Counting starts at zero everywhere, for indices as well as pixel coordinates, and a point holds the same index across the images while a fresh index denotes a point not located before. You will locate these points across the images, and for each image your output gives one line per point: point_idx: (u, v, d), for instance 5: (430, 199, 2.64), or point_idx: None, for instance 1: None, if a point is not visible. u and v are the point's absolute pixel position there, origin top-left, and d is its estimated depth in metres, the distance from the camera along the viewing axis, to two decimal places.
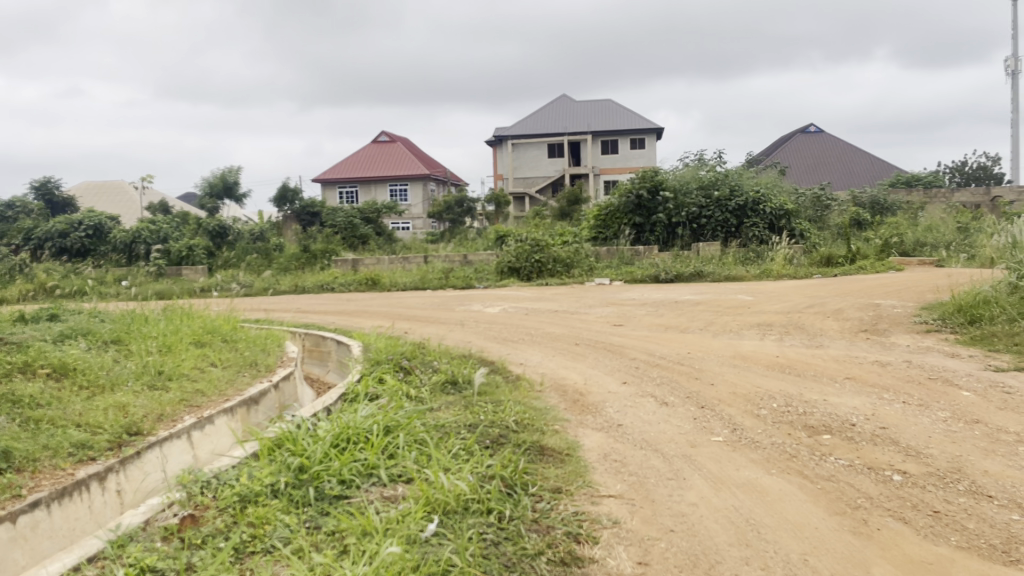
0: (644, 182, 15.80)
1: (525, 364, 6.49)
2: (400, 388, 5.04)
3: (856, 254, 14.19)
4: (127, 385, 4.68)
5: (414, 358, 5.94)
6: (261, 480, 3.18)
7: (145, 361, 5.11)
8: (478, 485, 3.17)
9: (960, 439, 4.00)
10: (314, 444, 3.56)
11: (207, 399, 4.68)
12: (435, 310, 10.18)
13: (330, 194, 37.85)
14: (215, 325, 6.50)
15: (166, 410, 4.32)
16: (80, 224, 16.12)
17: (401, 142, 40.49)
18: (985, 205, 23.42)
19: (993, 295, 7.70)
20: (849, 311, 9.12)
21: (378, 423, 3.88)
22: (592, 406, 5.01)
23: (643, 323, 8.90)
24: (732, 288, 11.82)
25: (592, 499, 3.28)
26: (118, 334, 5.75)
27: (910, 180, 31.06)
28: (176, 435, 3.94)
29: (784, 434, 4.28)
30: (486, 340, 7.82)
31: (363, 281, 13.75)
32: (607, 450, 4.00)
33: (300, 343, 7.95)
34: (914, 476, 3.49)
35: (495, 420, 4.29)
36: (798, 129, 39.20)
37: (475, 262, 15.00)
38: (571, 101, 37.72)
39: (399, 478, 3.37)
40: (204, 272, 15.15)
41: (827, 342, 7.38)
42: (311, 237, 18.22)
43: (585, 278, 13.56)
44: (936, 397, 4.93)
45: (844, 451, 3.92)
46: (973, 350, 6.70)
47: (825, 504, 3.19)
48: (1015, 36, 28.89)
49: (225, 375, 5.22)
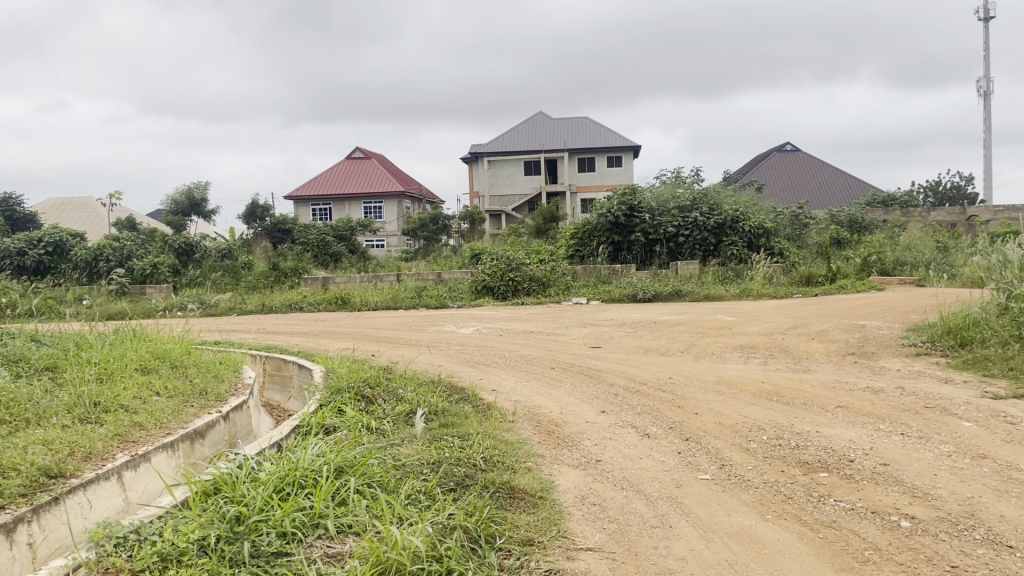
0: (622, 201, 15.45)
1: (497, 390, 6.11)
2: (361, 420, 4.64)
3: (836, 273, 14.02)
4: (55, 418, 4.24)
5: (379, 386, 5.51)
6: (187, 534, 2.77)
7: (79, 391, 4.67)
8: (436, 540, 2.77)
9: (969, 478, 3.67)
10: (254, 489, 3.16)
11: (145, 434, 4.24)
12: (406, 332, 9.75)
13: (303, 212, 37.36)
14: (165, 350, 6.03)
15: (96, 447, 3.88)
16: (40, 241, 15.56)
17: (376, 159, 40.23)
18: (961, 224, 23.46)
19: (983, 317, 7.45)
20: (834, 332, 8.83)
21: (329, 463, 3.47)
22: (568, 439, 4.63)
23: (622, 345, 8.53)
24: (711, 307, 11.57)
25: (568, 554, 2.89)
26: (53, 361, 5.32)
27: (885, 200, 31.13)
28: (104, 477, 3.52)
29: (777, 471, 3.93)
30: (457, 363, 7.43)
31: (333, 300, 13.30)
32: (585, 492, 3.63)
33: (261, 367, 7.51)
34: (924, 522, 3.15)
35: (462, 458, 3.90)
36: (775, 148, 39.28)
37: (449, 280, 14.61)
38: (548, 119, 37.67)
39: (349, 529, 2.97)
40: (169, 290, 14.66)
41: (815, 366, 7.06)
42: (282, 255, 17.81)
43: (562, 297, 13.24)
44: (937, 428, 4.61)
45: (844, 492, 3.57)
46: (966, 375, 6.42)
47: (830, 559, 2.84)
48: (987, 58, 29.16)
49: (170, 406, 4.78)
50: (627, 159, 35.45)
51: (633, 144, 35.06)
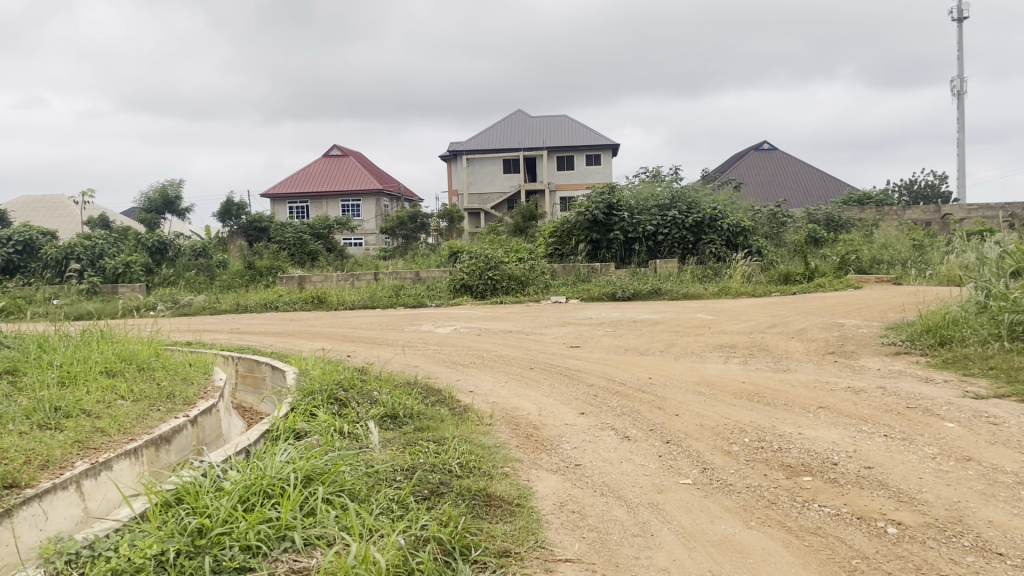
0: (600, 200, 15.36)
1: (475, 391, 5.99)
2: (333, 424, 4.50)
3: (814, 271, 14.02)
4: (12, 424, 4.07)
5: (353, 388, 5.36)
6: (144, 550, 2.61)
7: (39, 395, 4.49)
8: (408, 554, 2.65)
9: (955, 481, 3.60)
10: (218, 499, 3.02)
11: (107, 440, 4.06)
12: (382, 331, 9.59)
13: (280, 210, 36.98)
14: (132, 352, 5.84)
15: (54, 455, 3.71)
16: (8, 240, 15.19)
17: (353, 157, 39.92)
18: (936, 222, 23.61)
19: (962, 315, 7.43)
20: (813, 331, 8.79)
21: (297, 471, 3.32)
22: (547, 443, 4.51)
23: (601, 345, 8.44)
24: (690, 306, 11.53)
25: (546, 566, 2.78)
26: (14, 364, 5.15)
27: (861, 199, 31.37)
28: (61, 486, 3.36)
29: (759, 475, 3.84)
30: (435, 364, 7.30)
31: (309, 299, 13.09)
32: (563, 498, 3.51)
33: (233, 369, 7.33)
34: (911, 529, 3.07)
35: (437, 463, 3.78)
36: (752, 147, 39.43)
37: (427, 279, 14.45)
38: (527, 118, 37.58)
39: (317, 541, 2.84)
40: (141, 290, 14.39)
41: (795, 366, 7.01)
42: (257, 254, 17.58)
43: (541, 296, 13.13)
44: (919, 429, 4.55)
45: (829, 496, 3.49)
46: (946, 374, 6.38)
47: (816, 568, 2.75)
48: (961, 58, 29.40)
49: (135, 410, 4.61)
50: (606, 157, 35.41)
51: (612, 142, 35.03)
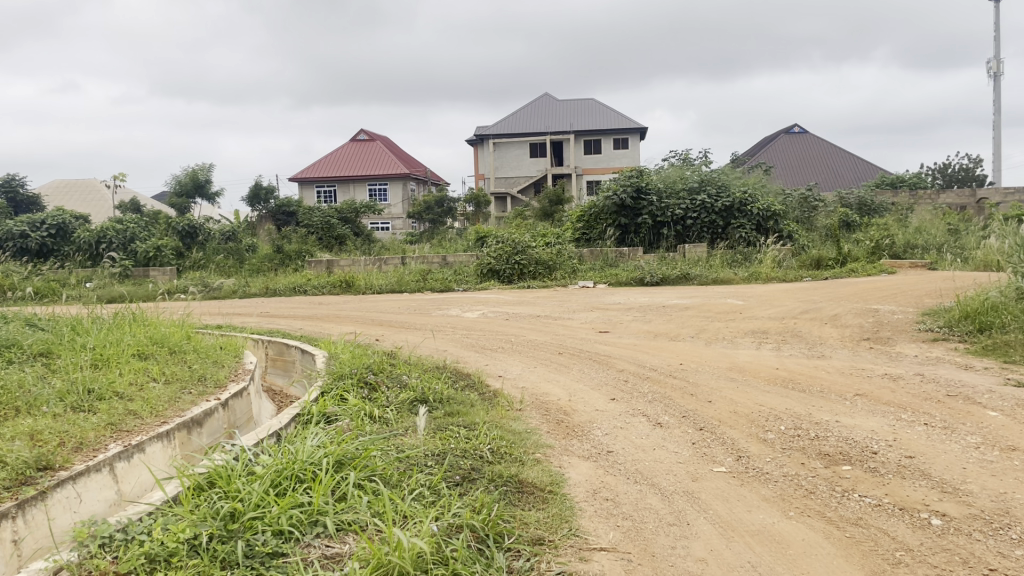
0: (628, 184, 15.23)
1: (504, 376, 5.95)
2: (363, 408, 4.49)
3: (846, 256, 13.79)
4: (46, 406, 4.10)
5: (382, 372, 5.34)
6: (176, 534, 2.61)
7: (73, 377, 4.53)
8: (441, 541, 2.61)
9: (1000, 472, 3.49)
10: (250, 484, 3.00)
11: (140, 423, 4.07)
12: (410, 316, 9.57)
13: (307, 194, 37.14)
14: (164, 335, 5.85)
15: (88, 437, 3.72)
16: (42, 223, 15.39)
17: (380, 141, 39.96)
18: (971, 206, 23.13)
19: (1001, 301, 7.24)
20: (846, 316, 8.63)
21: (329, 455, 3.31)
22: (578, 429, 4.46)
23: (630, 330, 8.35)
24: (719, 291, 11.38)
25: (581, 554, 2.73)
26: (48, 347, 5.19)
27: (894, 182, 30.84)
28: (95, 469, 3.37)
29: (797, 463, 3.76)
30: (463, 349, 7.26)
31: (338, 283, 13.13)
32: (596, 486, 3.46)
33: (263, 352, 7.36)
34: (956, 520, 2.98)
35: (467, 448, 3.75)
36: (782, 130, 38.93)
37: (454, 264, 14.43)
38: (553, 101, 37.33)
39: (349, 527, 2.82)
40: (172, 274, 14.52)
41: (829, 352, 6.88)
42: (286, 237, 17.67)
43: (569, 281, 13.04)
44: (961, 418, 4.43)
45: (869, 486, 3.40)
46: (986, 361, 6.23)
47: (859, 562, 2.67)
48: (998, 38, 28.67)
49: (166, 393, 4.62)
50: (633, 141, 35.10)
51: (640, 125, 34.69)
